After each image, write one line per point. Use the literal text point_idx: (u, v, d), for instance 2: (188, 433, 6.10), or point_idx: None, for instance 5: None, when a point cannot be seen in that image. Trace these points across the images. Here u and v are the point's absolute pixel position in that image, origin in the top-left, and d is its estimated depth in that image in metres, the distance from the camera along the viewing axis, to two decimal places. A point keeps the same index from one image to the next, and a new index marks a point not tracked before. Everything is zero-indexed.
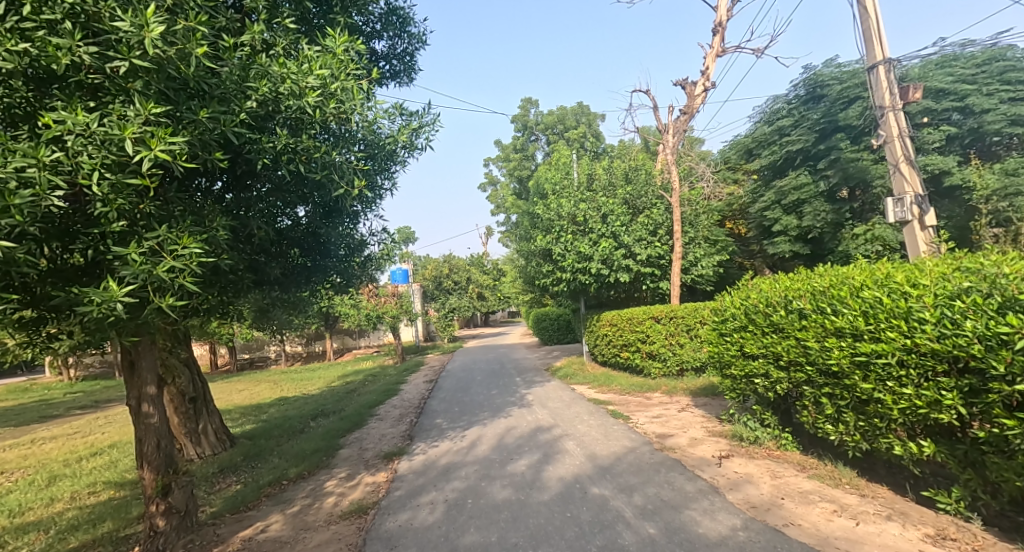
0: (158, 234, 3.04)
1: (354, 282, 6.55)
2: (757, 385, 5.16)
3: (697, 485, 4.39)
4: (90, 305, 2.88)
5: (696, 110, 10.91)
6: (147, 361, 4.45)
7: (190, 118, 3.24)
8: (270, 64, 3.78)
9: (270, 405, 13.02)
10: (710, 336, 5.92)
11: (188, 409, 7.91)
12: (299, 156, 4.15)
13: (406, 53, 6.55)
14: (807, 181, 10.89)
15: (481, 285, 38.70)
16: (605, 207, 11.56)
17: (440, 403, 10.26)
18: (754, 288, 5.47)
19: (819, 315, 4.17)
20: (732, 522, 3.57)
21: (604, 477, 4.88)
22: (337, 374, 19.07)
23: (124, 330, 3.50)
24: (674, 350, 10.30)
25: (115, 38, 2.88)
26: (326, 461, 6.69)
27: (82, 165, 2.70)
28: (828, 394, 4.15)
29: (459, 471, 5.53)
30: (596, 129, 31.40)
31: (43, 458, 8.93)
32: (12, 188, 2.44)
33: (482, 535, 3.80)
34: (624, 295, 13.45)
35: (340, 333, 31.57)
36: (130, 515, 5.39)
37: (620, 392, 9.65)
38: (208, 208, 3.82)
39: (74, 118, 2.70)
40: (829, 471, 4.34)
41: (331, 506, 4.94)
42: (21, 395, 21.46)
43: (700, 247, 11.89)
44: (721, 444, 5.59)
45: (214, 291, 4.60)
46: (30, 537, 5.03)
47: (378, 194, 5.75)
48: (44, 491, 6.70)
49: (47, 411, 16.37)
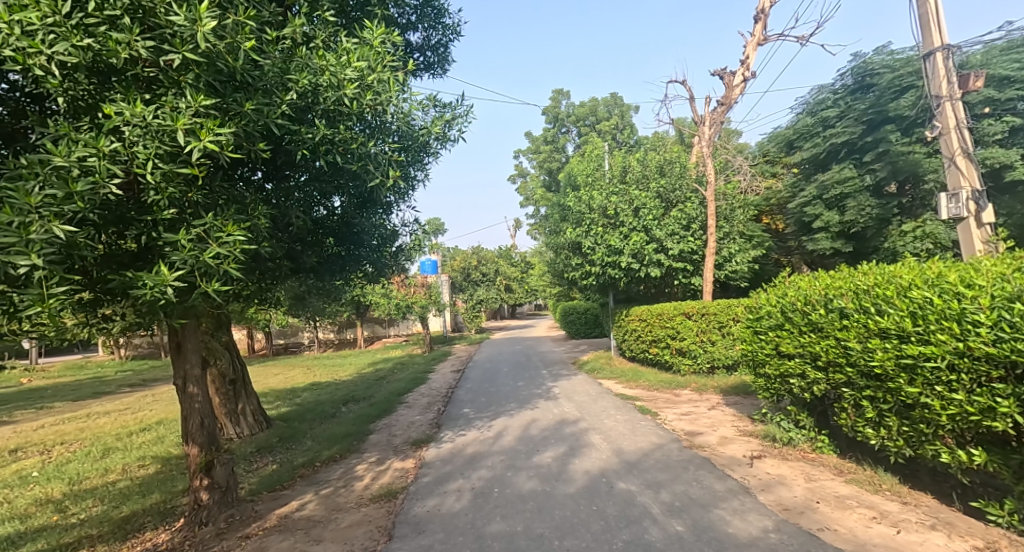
0: (204, 221, 3.17)
1: (386, 272, 6.67)
2: (792, 385, 5.03)
3: (727, 484, 4.33)
4: (143, 288, 3.03)
5: (735, 101, 10.59)
6: (192, 343, 4.67)
7: (236, 110, 3.36)
8: (310, 57, 3.87)
9: (303, 389, 13.50)
10: (744, 333, 5.79)
11: (227, 390, 8.25)
12: (336, 147, 4.25)
13: (440, 44, 6.58)
14: (852, 175, 10.45)
15: (508, 278, 39.03)
16: (637, 201, 11.40)
17: (467, 393, 10.40)
18: (791, 286, 5.30)
19: (861, 315, 4.03)
20: (763, 523, 3.50)
21: (630, 472, 4.86)
22: (366, 362, 19.62)
23: (173, 313, 3.67)
24: (704, 348, 10.09)
25: (170, 32, 3.00)
26: (357, 445, 6.89)
27: (137, 156, 2.83)
28: (869, 397, 4.01)
29: (485, 461, 5.61)
30: (627, 121, 30.99)
31: (98, 432, 9.52)
32: (74, 176, 2.62)
33: (508, 524, 3.85)
34: (654, 290, 13.27)
35: (369, 321, 32.34)
36: (175, 488, 5.67)
37: (648, 388, 9.57)
38: (250, 196, 3.92)
39: (131, 109, 2.81)
40: (869, 477, 4.20)
41: (361, 489, 5.09)
42: (77, 372, 22.87)
43: (735, 243, 11.62)
44: (752, 444, 5.47)
45: (254, 277, 4.80)
46: (87, 503, 5.40)
47: (411, 185, 5.83)
48: (99, 462, 7.16)
49: (100, 387, 17.40)
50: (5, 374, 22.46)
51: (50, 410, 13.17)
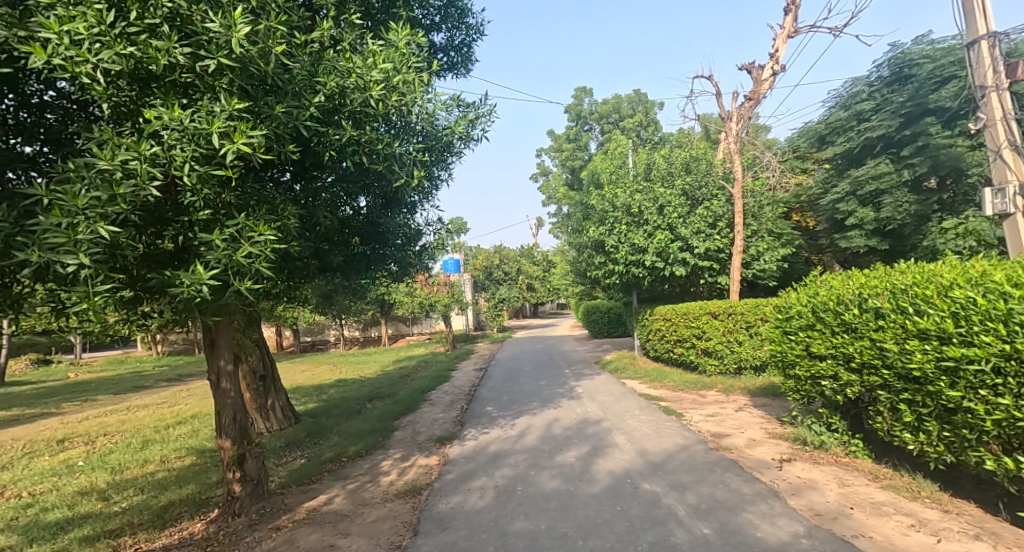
0: (237, 222, 3.27)
1: (409, 271, 6.74)
2: (824, 387, 4.88)
3: (755, 487, 4.24)
4: (180, 287, 3.14)
5: (764, 95, 10.34)
6: (225, 340, 4.81)
7: (267, 113, 3.44)
8: (337, 60, 3.94)
9: (330, 385, 13.79)
10: (773, 334, 5.64)
11: (257, 386, 8.48)
12: (363, 148, 4.32)
13: (464, 44, 6.62)
14: (888, 170, 10.10)
15: (531, 277, 39.06)
16: (662, 199, 11.24)
17: (490, 391, 10.45)
18: (823, 285, 5.15)
19: (899, 315, 3.89)
20: (794, 528, 3.42)
21: (655, 473, 4.80)
22: (390, 360, 19.91)
23: (207, 310, 3.80)
24: (731, 348, 9.89)
25: (206, 39, 3.10)
26: (381, 441, 6.99)
27: (175, 158, 2.93)
28: (907, 400, 3.87)
29: (508, 459, 5.62)
30: (651, 118, 30.63)
31: (137, 424, 9.92)
32: (117, 178, 2.73)
33: (531, 522, 3.85)
34: (679, 289, 13.09)
35: (394, 320, 32.79)
36: (209, 480, 5.87)
37: (673, 388, 9.44)
38: (280, 197, 4.02)
39: (169, 114, 2.91)
40: (906, 483, 4.05)
41: (386, 484, 5.17)
42: (118, 366, 23.90)
43: (763, 241, 11.35)
44: (781, 447, 5.34)
45: (283, 276, 4.92)
46: (129, 492, 5.64)
47: (435, 184, 5.88)
48: (139, 453, 7.46)
49: (139, 381, 18.12)
50: (52, 368, 23.60)
51: (93, 403, 13.77)
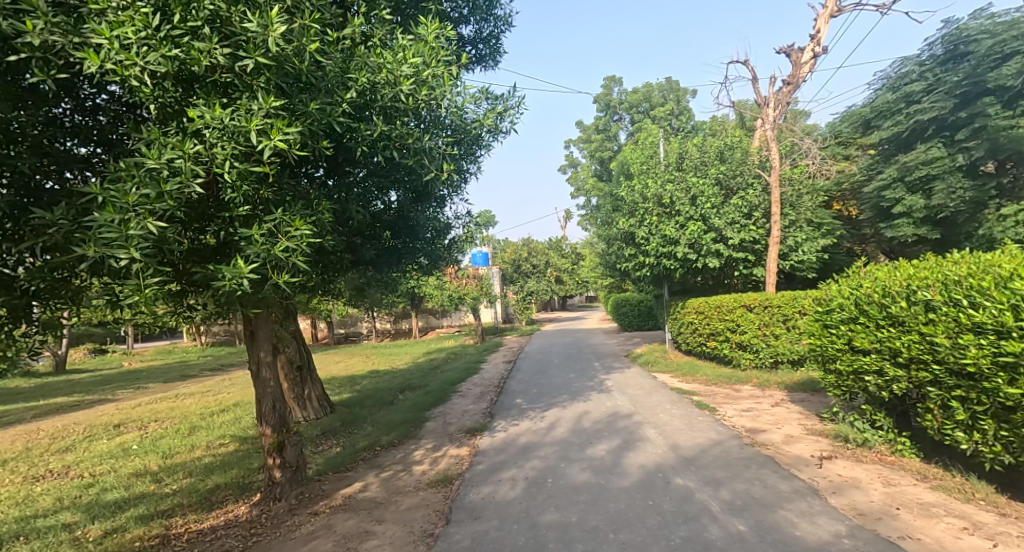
0: (275, 217, 3.36)
1: (439, 264, 6.81)
2: (867, 383, 4.69)
3: (793, 484, 4.12)
4: (223, 281, 3.26)
5: (803, 79, 9.92)
6: (264, 332, 4.97)
7: (302, 110, 3.51)
8: (368, 56, 3.99)
9: (363, 376, 14.12)
10: (812, 327, 5.44)
11: (295, 376, 8.75)
12: (394, 143, 4.37)
13: (492, 36, 6.59)
14: (940, 154, 9.56)
15: (559, 269, 38.91)
16: (694, 189, 10.97)
17: (519, 384, 10.49)
18: (867, 277, 4.93)
19: (951, 308, 3.70)
20: (835, 528, 3.31)
21: (687, 468, 4.73)
22: (421, 352, 20.21)
23: (248, 303, 3.93)
24: (767, 342, 9.61)
25: (245, 39, 3.19)
26: (413, 432, 7.12)
27: (216, 156, 3.03)
28: (960, 397, 3.68)
29: (538, 451, 5.64)
30: (683, 106, 29.94)
31: (184, 411, 10.41)
32: (164, 176, 2.85)
33: (562, 514, 3.86)
34: (712, 281, 12.80)
35: (424, 312, 33.26)
36: (252, 465, 6.11)
37: (706, 382, 9.26)
38: (315, 193, 4.11)
39: (211, 113, 3.01)
40: (958, 485, 3.87)
41: (419, 474, 5.27)
42: (166, 356, 25.14)
43: (802, 231, 10.93)
44: (821, 444, 5.16)
45: (318, 270, 5.04)
46: (179, 475, 5.94)
47: (464, 178, 5.91)
48: (187, 439, 7.84)
49: (185, 371, 19.02)
50: (107, 357, 25.04)
51: (145, 390, 14.56)
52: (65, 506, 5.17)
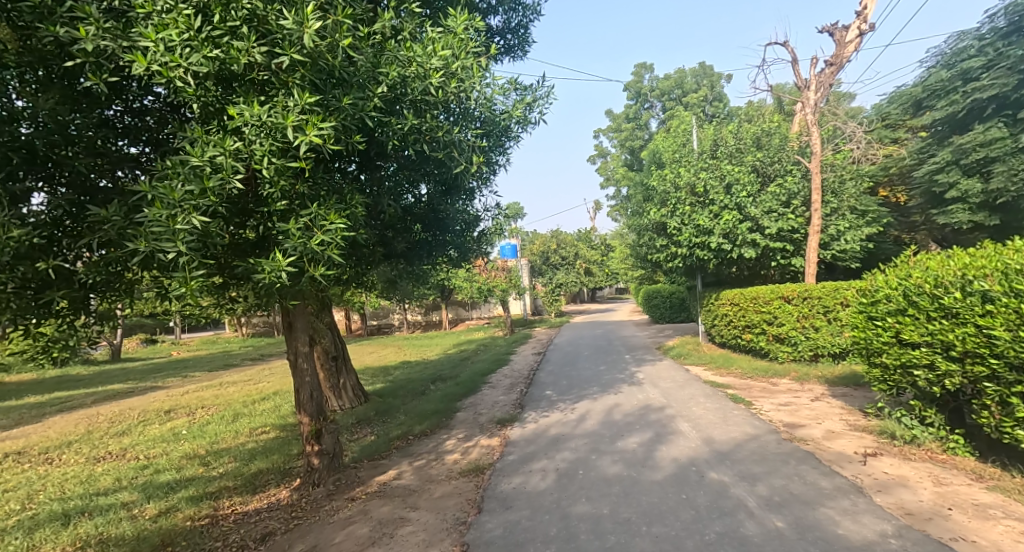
0: (311, 211, 3.43)
1: (469, 256, 6.84)
2: (916, 378, 4.47)
3: (834, 481, 3.98)
4: (263, 274, 3.36)
5: (847, 59, 9.46)
6: (301, 323, 5.11)
7: (335, 105, 3.55)
8: (399, 50, 4.01)
9: (395, 367, 14.40)
10: (855, 319, 5.22)
11: (330, 366, 8.99)
12: (424, 136, 4.40)
13: (521, 26, 6.53)
14: (1001, 135, 8.97)
15: (589, 261, 38.59)
16: (729, 176, 10.64)
17: (549, 375, 10.49)
18: (917, 267, 4.69)
19: (1012, 299, 3.49)
20: (881, 527, 3.18)
21: (722, 462, 4.63)
22: (451, 343, 20.45)
23: (287, 295, 4.05)
24: (806, 334, 9.29)
25: (281, 36, 3.25)
26: (445, 422, 7.23)
27: (255, 153, 3.11)
28: (1021, 394, 3.48)
29: (569, 443, 5.63)
30: (718, 91, 29.08)
31: (228, 399, 10.86)
32: (207, 173, 2.95)
33: (594, 506, 3.85)
34: (748, 272, 12.45)
35: (454, 304, 33.58)
36: (292, 451, 6.34)
37: (741, 376, 9.04)
38: (348, 187, 4.18)
39: (250, 110, 3.09)
40: (1017, 486, 3.65)
41: (451, 463, 5.35)
42: (210, 347, 26.28)
43: (845, 219, 10.47)
44: (865, 440, 4.97)
45: (352, 262, 5.14)
46: (224, 459, 6.21)
47: (493, 170, 5.90)
48: (232, 425, 8.19)
49: (228, 360, 19.86)
50: (156, 347, 26.38)
51: (192, 378, 15.29)
52: (123, 486, 5.50)
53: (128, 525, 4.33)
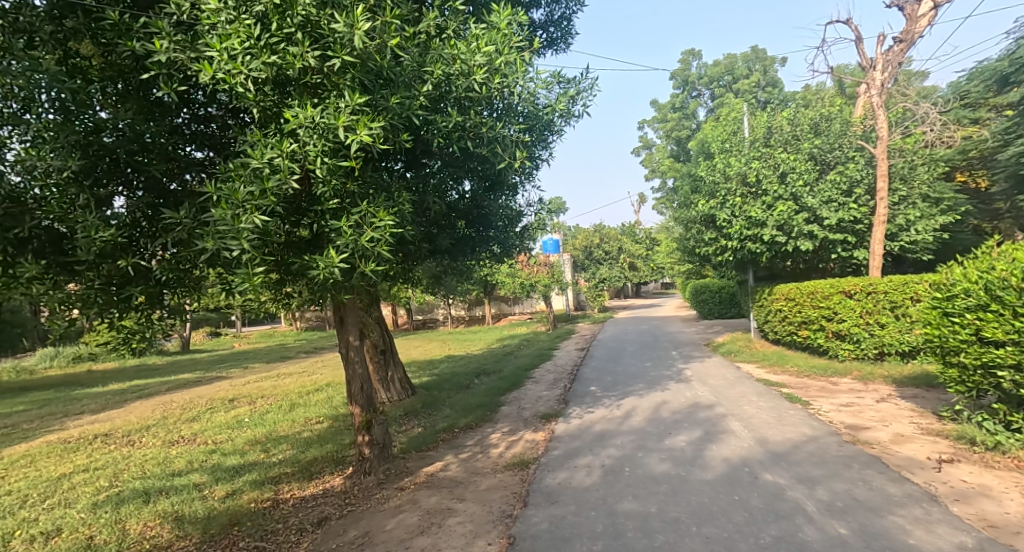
0: (361, 209, 3.53)
1: (512, 251, 6.85)
2: (999, 379, 4.12)
3: (904, 488, 3.73)
4: (317, 270, 3.48)
5: (919, 35, 8.77)
6: (352, 317, 5.26)
7: (383, 105, 3.61)
8: (443, 47, 4.04)
9: (440, 361, 14.68)
10: (928, 316, 4.85)
11: (379, 359, 9.26)
12: (468, 132, 4.43)
13: (563, 17, 6.44)
14: None
15: (634, 255, 37.86)
16: (784, 165, 10.12)
17: (593, 371, 10.39)
18: (1000, 258, 4.31)
19: None
20: (959, 539, 2.94)
21: (778, 464, 4.43)
22: (494, 338, 20.60)
23: (340, 290, 4.18)
24: (871, 331, 8.73)
25: (332, 40, 3.34)
26: (489, 415, 7.30)
27: (309, 153, 3.22)
28: None
29: (614, 440, 5.54)
30: (771, 76, 27.74)
31: (285, 389, 11.41)
32: (266, 174, 3.09)
33: (641, 504, 3.77)
34: (805, 266, 11.83)
35: (497, 300, 33.81)
36: (344, 440, 6.59)
37: (797, 374, 8.62)
38: (396, 184, 4.27)
39: (304, 113, 3.20)
40: None
41: (496, 456, 5.40)
42: (267, 340, 27.70)
43: (915, 208, 9.75)
44: (938, 445, 4.62)
45: (399, 259, 5.25)
46: (283, 446, 6.54)
47: (536, 165, 5.87)
48: (289, 414, 8.61)
49: (284, 353, 20.85)
50: (219, 340, 28.09)
51: (251, 369, 16.18)
52: (195, 468, 5.90)
53: (200, 504, 4.65)
